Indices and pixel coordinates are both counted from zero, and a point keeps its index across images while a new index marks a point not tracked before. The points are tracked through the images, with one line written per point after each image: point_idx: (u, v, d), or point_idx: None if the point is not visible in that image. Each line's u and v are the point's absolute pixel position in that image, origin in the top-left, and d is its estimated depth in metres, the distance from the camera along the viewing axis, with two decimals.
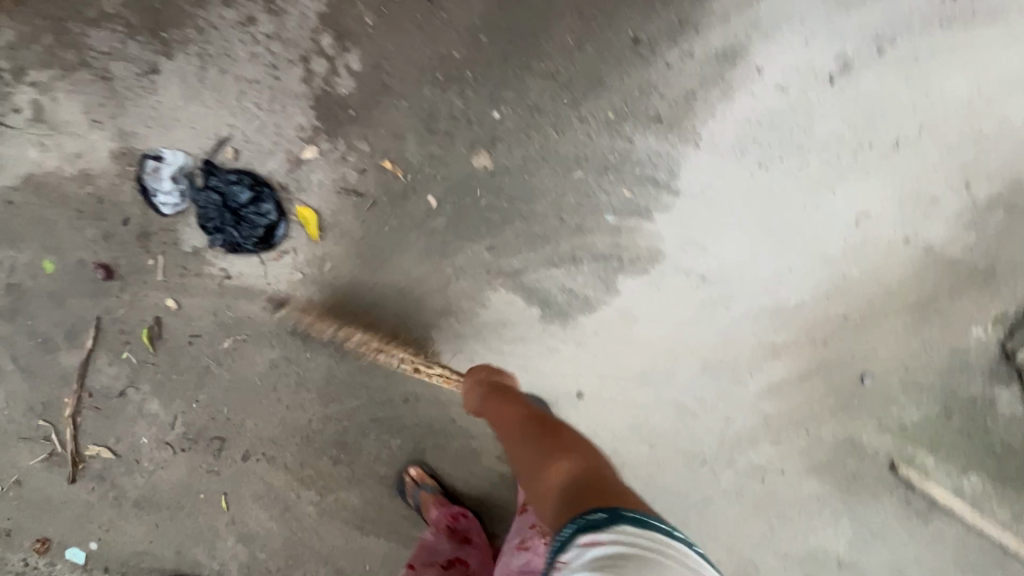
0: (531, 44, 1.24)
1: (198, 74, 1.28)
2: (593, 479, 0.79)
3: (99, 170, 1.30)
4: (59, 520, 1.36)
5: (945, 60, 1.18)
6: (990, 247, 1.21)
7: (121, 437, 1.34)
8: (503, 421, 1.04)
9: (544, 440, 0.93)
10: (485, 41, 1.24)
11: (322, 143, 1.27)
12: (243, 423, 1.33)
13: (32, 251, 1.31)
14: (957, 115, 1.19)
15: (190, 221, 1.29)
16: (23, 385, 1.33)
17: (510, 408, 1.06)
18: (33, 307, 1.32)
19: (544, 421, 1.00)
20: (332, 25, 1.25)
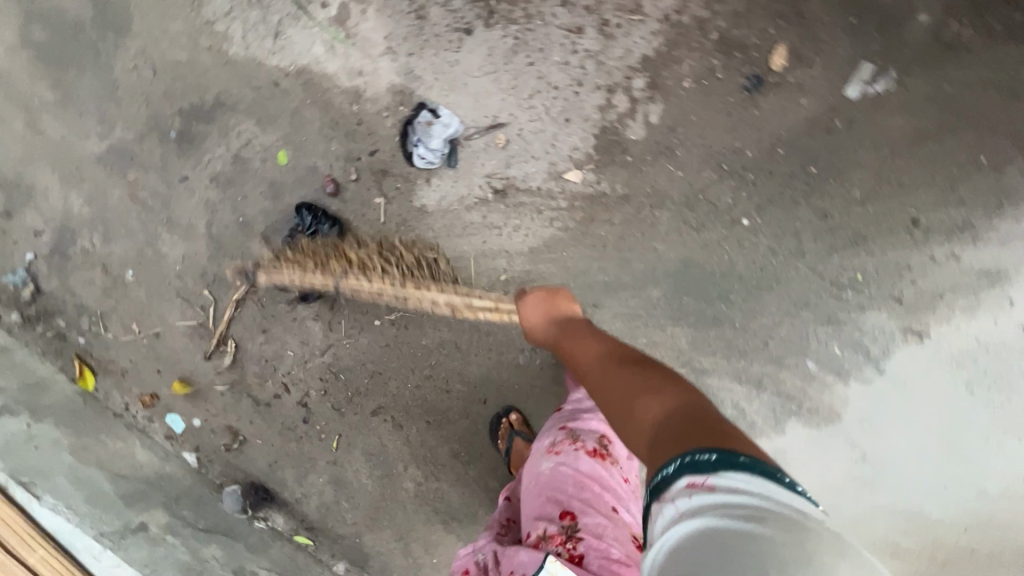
0: (820, 178, 1.25)
1: (505, 54, 1.27)
2: (699, 411, 0.69)
3: (372, 95, 1.29)
4: (176, 387, 1.37)
5: None
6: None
7: (269, 340, 1.35)
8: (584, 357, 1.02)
9: (636, 375, 0.84)
10: (781, 154, 1.25)
11: (588, 172, 1.28)
12: (387, 381, 1.34)
13: (273, 137, 1.32)
14: None
15: (433, 183, 1.30)
16: (206, 252, 1.34)
17: (590, 343, 1.03)
18: (250, 187, 1.33)
19: (644, 358, 0.89)
20: (651, 73, 1.25)
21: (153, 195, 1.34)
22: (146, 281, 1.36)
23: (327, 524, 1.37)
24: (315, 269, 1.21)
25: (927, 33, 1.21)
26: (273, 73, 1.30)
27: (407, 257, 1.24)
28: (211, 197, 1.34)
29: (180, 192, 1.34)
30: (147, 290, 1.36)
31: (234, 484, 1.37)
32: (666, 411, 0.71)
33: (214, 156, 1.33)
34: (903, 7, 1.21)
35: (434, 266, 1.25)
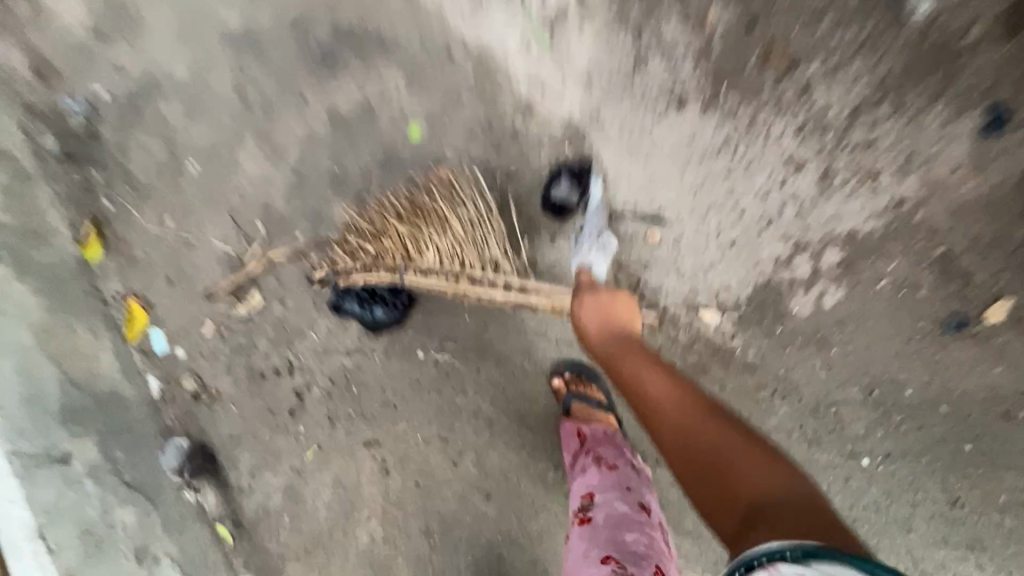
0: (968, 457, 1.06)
1: (706, 149, 1.07)
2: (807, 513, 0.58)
3: (541, 118, 1.10)
4: (178, 305, 1.19)
5: None
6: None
7: (298, 311, 1.15)
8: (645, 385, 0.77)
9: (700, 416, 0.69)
10: (940, 412, 1.05)
11: (726, 319, 1.08)
12: (397, 418, 1.15)
13: (415, 105, 1.12)
14: None
15: (557, 243, 1.10)
16: (282, 185, 1.15)
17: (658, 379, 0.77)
18: (364, 143, 1.14)
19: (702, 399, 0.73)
20: (849, 252, 1.06)
21: (259, 97, 1.15)
22: (206, 180, 1.17)
23: (258, 528, 1.18)
24: (375, 260, 0.99)
25: None
26: (450, 38, 1.10)
27: (456, 232, 0.97)
28: (319, 133, 1.15)
29: (289, 110, 1.15)
30: (202, 190, 1.17)
31: (181, 438, 1.17)
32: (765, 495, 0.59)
33: (343, 91, 1.14)
34: None
35: (477, 227, 0.98)
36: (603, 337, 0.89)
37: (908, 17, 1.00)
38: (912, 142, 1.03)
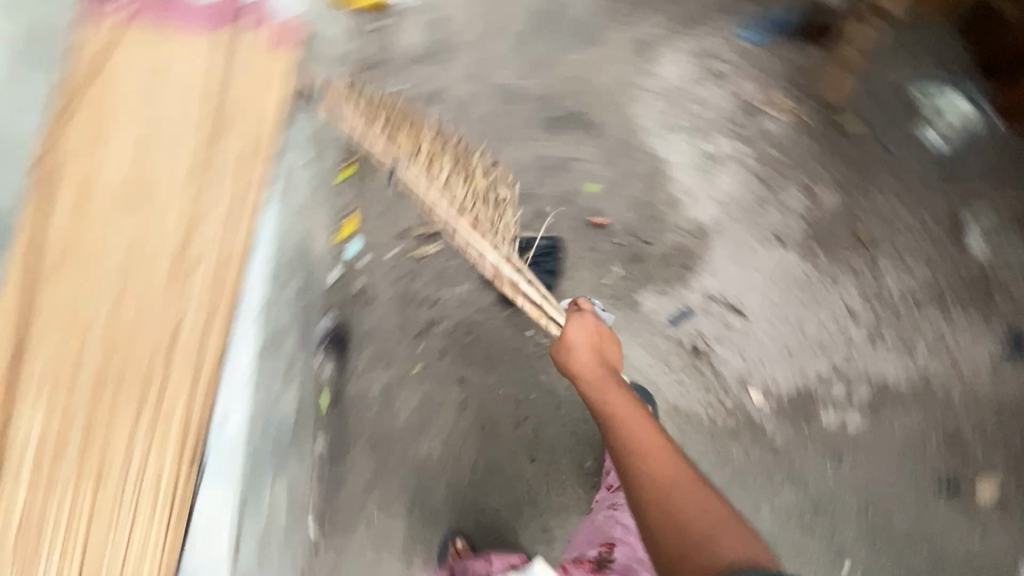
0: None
1: (792, 281, 1.45)
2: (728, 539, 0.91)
3: (682, 215, 1.53)
4: (376, 226, 1.56)
5: None
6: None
7: (459, 267, 1.53)
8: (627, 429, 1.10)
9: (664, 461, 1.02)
10: (919, 542, 1.37)
11: (766, 404, 1.41)
12: (493, 371, 1.48)
13: (599, 173, 1.59)
14: None
15: (661, 300, 1.48)
16: None
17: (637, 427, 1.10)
18: (555, 181, 1.60)
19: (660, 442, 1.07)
20: (875, 396, 1.39)
21: (499, 125, 1.66)
22: None
23: (349, 407, 1.48)
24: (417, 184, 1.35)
25: None
26: (641, 143, 1.60)
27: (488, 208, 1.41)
28: (528, 163, 1.63)
29: (515, 142, 1.65)
30: None
31: (331, 315, 1.52)
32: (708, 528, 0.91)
33: (555, 144, 1.63)
34: None
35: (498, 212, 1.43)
36: (595, 371, 1.25)
37: (963, 254, 1.42)
38: (943, 337, 1.40)
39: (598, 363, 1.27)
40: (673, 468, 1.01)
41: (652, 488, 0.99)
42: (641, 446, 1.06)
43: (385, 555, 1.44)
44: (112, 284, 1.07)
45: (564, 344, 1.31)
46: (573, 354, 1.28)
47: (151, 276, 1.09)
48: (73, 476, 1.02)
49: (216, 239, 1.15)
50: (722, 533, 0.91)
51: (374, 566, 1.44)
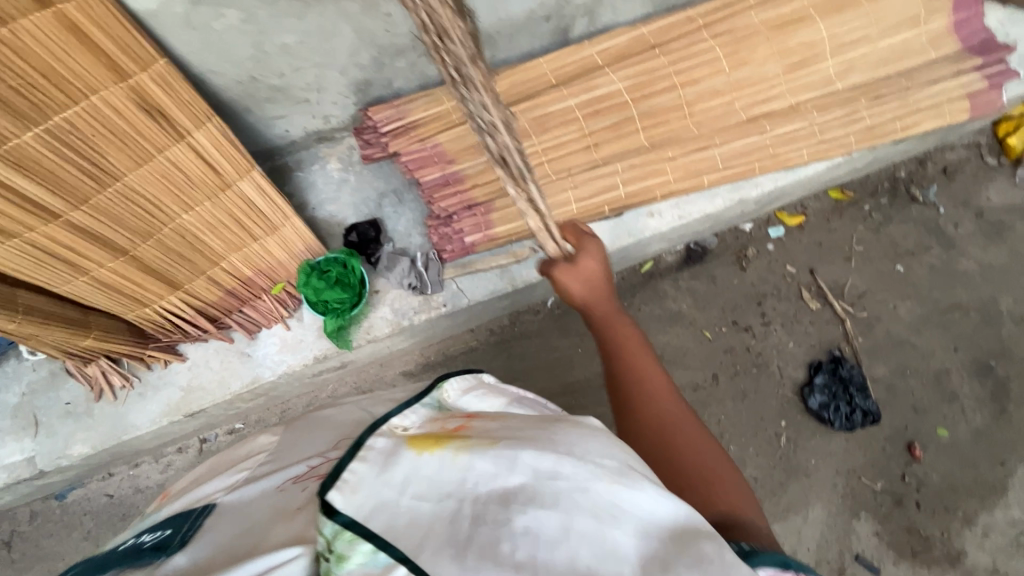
0: None
1: None
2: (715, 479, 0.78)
3: (963, 530, 1.49)
4: (798, 247, 1.71)
5: None
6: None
7: (808, 334, 1.63)
8: (621, 384, 0.88)
9: (657, 414, 0.83)
10: None
11: None
12: (736, 402, 1.57)
13: (960, 432, 1.56)
14: None
15: (873, 534, 1.49)
16: (892, 330, 1.64)
17: (636, 374, 0.88)
18: (930, 389, 1.59)
19: (653, 391, 0.86)
20: None
21: (950, 316, 1.66)
22: (889, 273, 1.69)
23: (648, 289, 1.66)
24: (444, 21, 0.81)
25: None
26: (1011, 462, 1.54)
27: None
28: (932, 358, 1.62)
29: (944, 338, 1.64)
30: (883, 271, 1.70)
31: (714, 241, 1.69)
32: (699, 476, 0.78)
33: (961, 379, 1.60)
34: None
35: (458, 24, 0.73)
36: (595, 297, 0.95)
37: None
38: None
39: (603, 285, 0.95)
40: (674, 417, 0.83)
41: (643, 444, 0.82)
42: (634, 394, 0.86)
43: (544, 364, 1.59)
44: (723, 82, 1.33)
45: (570, 274, 0.94)
46: (572, 281, 0.94)
47: (736, 109, 1.35)
48: (582, 132, 1.29)
49: (777, 138, 1.37)
50: (731, 480, 0.80)
51: (526, 370, 1.59)
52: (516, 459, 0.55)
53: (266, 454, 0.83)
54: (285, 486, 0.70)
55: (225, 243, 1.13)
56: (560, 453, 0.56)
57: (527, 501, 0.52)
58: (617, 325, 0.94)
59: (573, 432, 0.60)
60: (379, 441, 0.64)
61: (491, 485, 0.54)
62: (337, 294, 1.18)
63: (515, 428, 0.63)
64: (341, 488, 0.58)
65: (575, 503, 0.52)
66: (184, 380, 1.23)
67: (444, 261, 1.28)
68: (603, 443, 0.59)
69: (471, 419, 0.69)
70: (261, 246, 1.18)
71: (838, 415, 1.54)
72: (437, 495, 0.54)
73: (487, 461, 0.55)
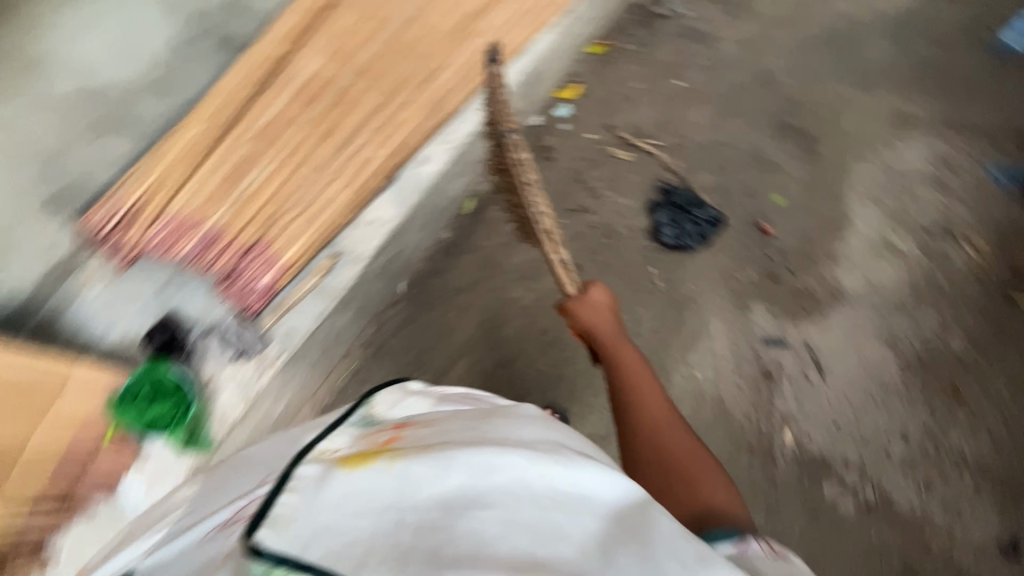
0: None
1: (878, 377, 1.57)
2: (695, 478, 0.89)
3: (832, 268, 1.63)
4: (588, 112, 1.75)
5: None
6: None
7: (632, 184, 1.69)
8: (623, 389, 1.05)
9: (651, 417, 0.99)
10: None
11: (791, 449, 1.53)
12: (605, 276, 1.63)
13: (791, 191, 1.69)
14: None
15: (767, 315, 1.61)
16: (697, 140, 1.73)
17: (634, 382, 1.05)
18: (749, 171, 1.70)
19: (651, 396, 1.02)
20: (876, 504, 1.49)
21: (739, 101, 1.76)
22: (673, 93, 1.77)
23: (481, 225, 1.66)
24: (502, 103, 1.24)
25: None
26: (840, 192, 1.68)
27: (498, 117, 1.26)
28: (740, 145, 1.72)
29: (741, 122, 1.74)
30: (667, 93, 1.77)
31: None
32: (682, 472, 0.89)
33: (770, 148, 1.72)
34: None
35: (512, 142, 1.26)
36: (605, 323, 1.18)
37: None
38: (956, 510, 1.48)
39: (606, 314, 1.21)
40: (664, 418, 0.98)
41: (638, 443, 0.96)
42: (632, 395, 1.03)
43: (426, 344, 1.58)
44: (416, 7, 1.29)
45: (580, 303, 1.22)
46: (583, 309, 1.20)
47: (442, 27, 1.31)
48: (311, 123, 1.23)
49: (493, 33, 1.39)
50: (711, 475, 0.90)
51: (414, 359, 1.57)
52: (454, 460, 0.56)
53: (182, 510, 0.71)
54: (209, 537, 0.59)
55: (17, 426, 1.04)
56: (500, 450, 0.58)
57: (464, 492, 0.53)
58: (620, 345, 1.14)
59: (514, 430, 0.65)
60: (309, 466, 0.59)
61: (426, 488, 0.53)
62: (161, 407, 1.21)
63: (450, 431, 0.64)
64: (272, 524, 0.52)
65: (515, 498, 0.54)
66: (71, 565, 1.18)
67: (257, 314, 1.26)
68: (534, 429, 0.66)
69: (404, 428, 0.66)
70: (64, 406, 1.09)
71: (688, 237, 1.64)
72: (374, 507, 0.52)
73: (426, 464, 0.55)
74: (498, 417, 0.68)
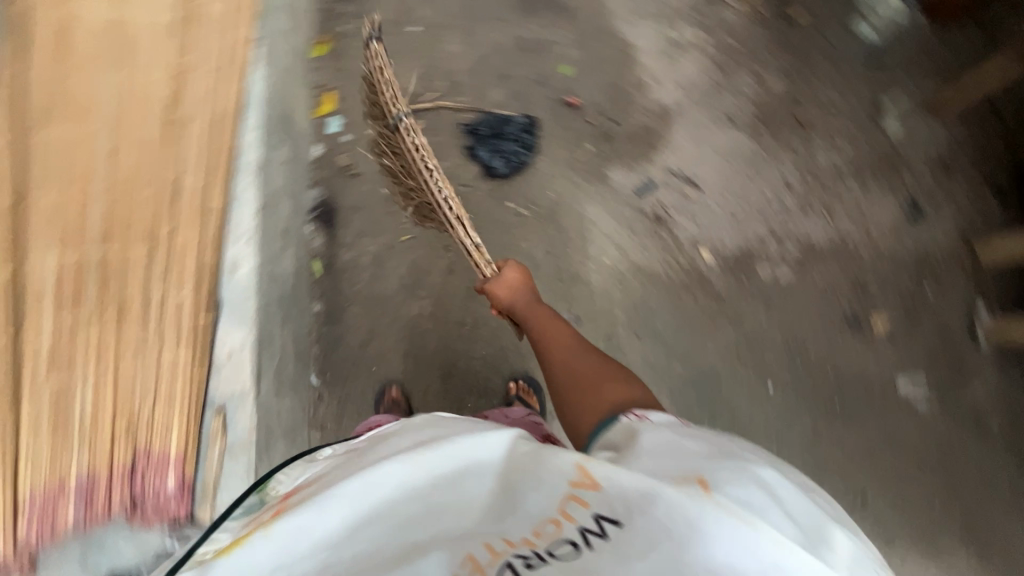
0: (847, 411, 1.54)
1: (739, 156, 1.64)
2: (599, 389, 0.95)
3: (647, 95, 1.66)
4: (357, 110, 1.65)
5: None
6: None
7: (440, 146, 1.64)
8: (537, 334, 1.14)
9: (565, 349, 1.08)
10: (842, 377, 1.55)
11: (714, 262, 1.60)
12: (474, 240, 1.60)
13: (571, 54, 1.67)
14: None
15: (625, 172, 1.63)
16: (466, 67, 1.68)
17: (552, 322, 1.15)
18: (529, 62, 1.67)
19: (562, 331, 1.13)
20: (804, 253, 1.60)
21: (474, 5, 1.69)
22: (415, 38, 1.68)
23: (340, 275, 1.59)
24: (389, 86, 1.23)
25: (972, 404, 1.54)
26: (611, 25, 1.68)
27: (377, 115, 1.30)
28: (503, 44, 1.68)
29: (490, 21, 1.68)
30: (410, 41, 1.67)
31: (319, 189, 1.61)
32: (586, 388, 0.96)
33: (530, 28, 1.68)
34: (970, 367, 1.55)
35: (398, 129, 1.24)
36: (520, 292, 1.17)
37: (883, 133, 1.62)
38: (861, 212, 1.61)
39: (525, 289, 1.18)
40: (575, 348, 1.07)
41: (555, 379, 1.04)
42: (544, 335, 1.12)
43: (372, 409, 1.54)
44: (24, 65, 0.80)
45: (497, 281, 1.18)
46: (498, 290, 1.17)
47: (138, 95, 0.91)
48: (64, 310, 0.87)
49: (206, 71, 0.99)
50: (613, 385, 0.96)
51: None
52: (331, 497, 0.61)
53: None
54: None
55: None
56: (373, 469, 0.64)
57: (352, 523, 0.61)
58: (531, 308, 1.16)
59: (390, 444, 0.69)
60: (185, 573, 0.57)
61: (315, 538, 0.59)
62: None
63: (330, 473, 0.66)
64: None
65: (397, 504, 0.63)
66: None
67: (189, 515, 1.06)
68: (409, 433, 0.72)
69: (286, 495, 0.65)
70: None
71: (517, 155, 1.63)
72: (269, 574, 0.57)
73: (306, 515, 0.59)
74: (379, 440, 0.72)
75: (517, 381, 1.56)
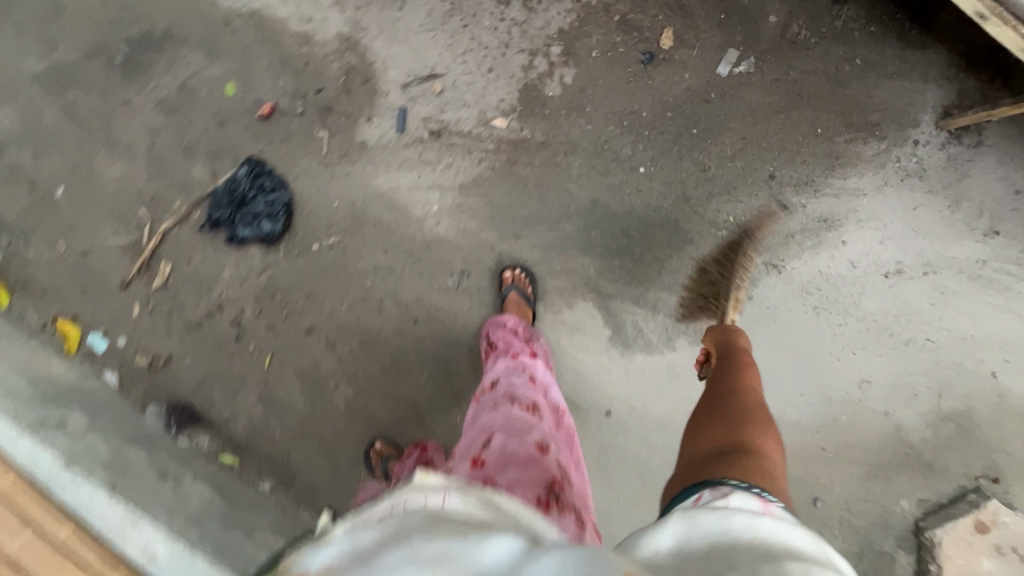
0: (709, 127, 1.54)
1: (443, 16, 1.47)
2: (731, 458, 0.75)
3: (320, 40, 1.44)
4: (104, 308, 1.38)
5: (947, 309, 1.55)
6: (950, 443, 1.55)
7: (207, 261, 1.40)
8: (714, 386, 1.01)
9: (728, 408, 0.91)
10: (681, 108, 1.53)
11: (512, 121, 1.48)
12: (322, 302, 1.43)
13: (222, 72, 1.42)
14: (947, 346, 1.55)
15: (373, 123, 1.45)
16: (148, 174, 1.40)
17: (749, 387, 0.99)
18: (195, 115, 1.41)
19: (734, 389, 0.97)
20: (565, 43, 1.50)
21: (91, 115, 1.39)
22: (77, 198, 1.38)
23: (252, 444, 1.41)
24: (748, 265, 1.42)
25: (779, 31, 1.55)
26: (225, 12, 1.42)
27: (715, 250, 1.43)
28: (156, 123, 1.40)
29: (122, 116, 1.40)
30: (76, 206, 1.38)
31: (153, 404, 1.38)
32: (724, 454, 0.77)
33: (163, 86, 1.40)
34: (756, 7, 1.55)
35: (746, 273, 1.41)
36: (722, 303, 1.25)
37: None
38: None
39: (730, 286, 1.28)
40: (752, 414, 0.88)
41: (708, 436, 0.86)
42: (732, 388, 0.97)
43: None
44: None
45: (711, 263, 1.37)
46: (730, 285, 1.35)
47: None
48: None
49: None
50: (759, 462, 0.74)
51: None
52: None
53: None
54: None
55: None
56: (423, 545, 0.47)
57: None
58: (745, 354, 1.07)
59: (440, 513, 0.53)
60: None
61: None
62: None
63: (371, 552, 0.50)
64: None
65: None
66: None
67: None
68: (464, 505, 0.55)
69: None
70: None
71: (273, 202, 1.40)
72: None
73: None
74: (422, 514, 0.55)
75: (511, 270, 1.47)
